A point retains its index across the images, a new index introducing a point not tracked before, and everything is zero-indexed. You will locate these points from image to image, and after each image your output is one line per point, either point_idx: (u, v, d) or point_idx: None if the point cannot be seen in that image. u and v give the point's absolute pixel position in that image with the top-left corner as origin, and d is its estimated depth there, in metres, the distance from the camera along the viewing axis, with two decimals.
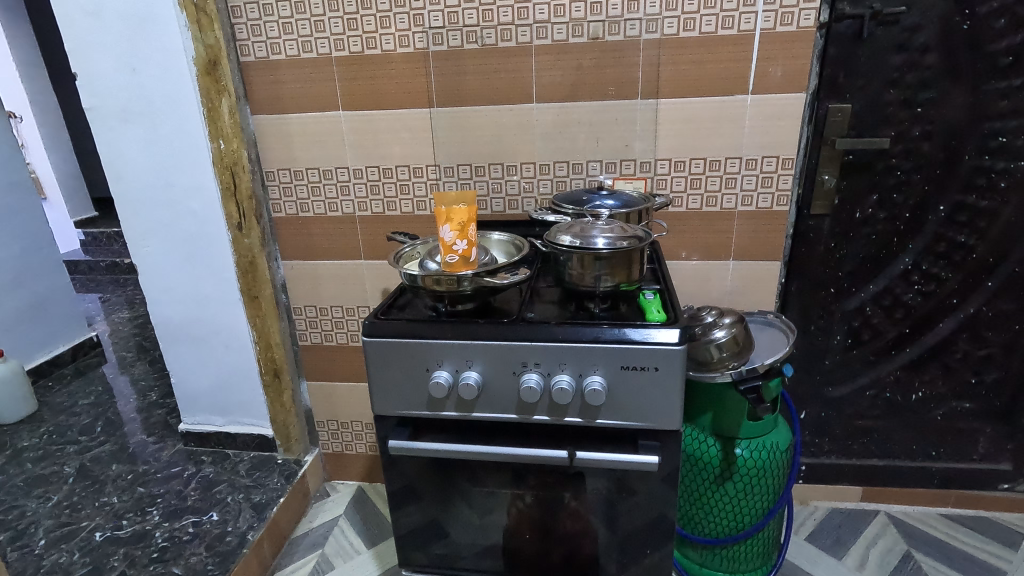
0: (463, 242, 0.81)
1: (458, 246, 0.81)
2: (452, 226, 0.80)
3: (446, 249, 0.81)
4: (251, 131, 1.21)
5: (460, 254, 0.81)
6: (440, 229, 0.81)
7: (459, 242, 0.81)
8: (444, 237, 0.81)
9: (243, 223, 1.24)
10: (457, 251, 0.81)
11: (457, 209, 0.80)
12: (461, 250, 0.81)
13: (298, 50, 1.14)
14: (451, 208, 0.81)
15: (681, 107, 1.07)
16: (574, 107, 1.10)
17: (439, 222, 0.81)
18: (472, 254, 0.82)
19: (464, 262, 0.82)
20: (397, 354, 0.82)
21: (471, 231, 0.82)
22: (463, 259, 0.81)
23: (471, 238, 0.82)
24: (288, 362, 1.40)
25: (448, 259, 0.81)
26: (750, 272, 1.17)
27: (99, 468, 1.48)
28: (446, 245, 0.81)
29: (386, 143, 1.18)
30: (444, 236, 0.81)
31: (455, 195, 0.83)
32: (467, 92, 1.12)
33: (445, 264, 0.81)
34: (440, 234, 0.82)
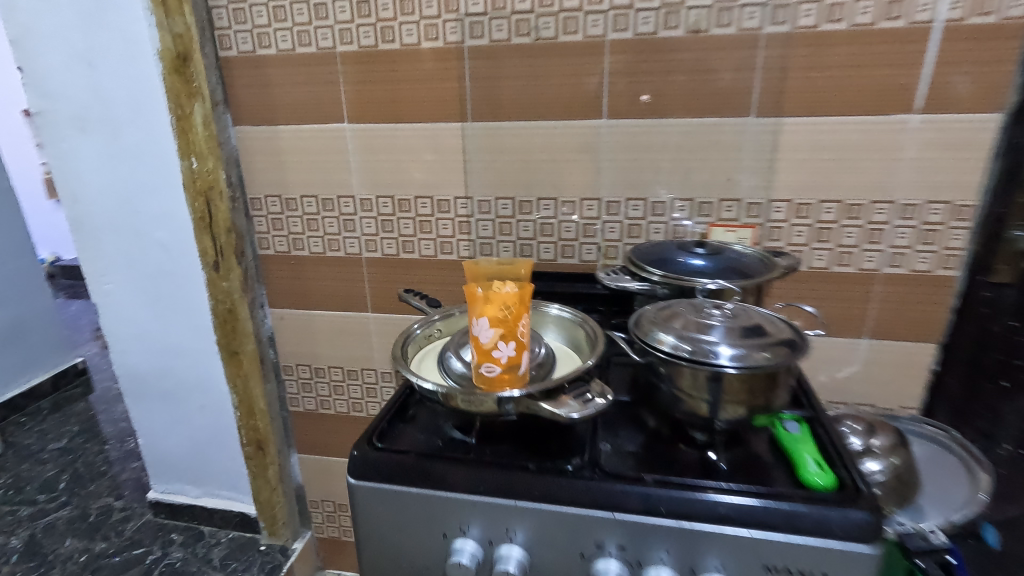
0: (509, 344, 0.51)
1: (502, 352, 0.51)
2: (492, 320, 0.51)
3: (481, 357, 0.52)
4: (232, 146, 0.94)
5: (504, 364, 0.51)
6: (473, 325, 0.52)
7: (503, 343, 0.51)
8: (478, 337, 0.52)
9: (220, 262, 0.97)
10: (499, 360, 0.51)
11: (501, 294, 0.51)
12: (506, 357, 0.51)
13: (293, 43, 0.87)
14: (491, 291, 0.52)
15: (813, 130, 0.77)
16: (658, 126, 0.80)
17: (472, 312, 0.52)
18: (524, 361, 0.52)
19: (508, 374, 0.52)
20: (400, 507, 0.54)
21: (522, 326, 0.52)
22: (508, 374, 0.52)
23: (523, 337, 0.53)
24: (275, 431, 1.12)
25: (484, 373, 0.52)
26: (890, 355, 0.86)
27: (50, 543, 1.23)
28: (483, 350, 0.52)
29: (403, 167, 0.91)
30: (477, 335, 0.52)
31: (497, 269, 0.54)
32: (511, 103, 0.84)
33: (480, 379, 0.52)
34: (472, 330, 0.53)
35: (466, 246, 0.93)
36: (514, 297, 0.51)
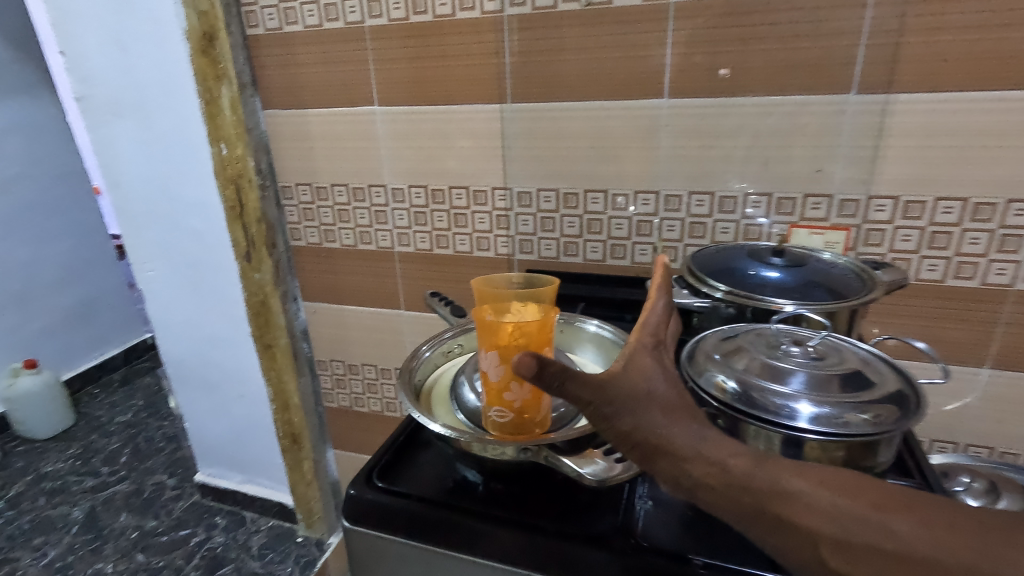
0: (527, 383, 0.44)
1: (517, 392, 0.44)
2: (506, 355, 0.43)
3: (493, 397, 0.45)
4: (261, 131, 0.89)
5: (519, 406, 0.44)
6: (484, 359, 0.45)
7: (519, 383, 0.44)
8: (489, 374, 0.45)
9: (251, 253, 0.92)
10: (514, 402, 0.44)
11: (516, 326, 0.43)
12: (523, 399, 0.44)
13: (320, 18, 0.79)
14: (505, 321, 0.43)
15: (932, 109, 0.61)
16: (731, 105, 0.67)
17: (483, 344, 0.45)
18: (544, 401, 0.45)
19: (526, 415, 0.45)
20: (399, 558, 0.46)
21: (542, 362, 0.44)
22: (524, 417, 0.44)
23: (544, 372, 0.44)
24: (310, 426, 1.09)
25: (496, 415, 0.45)
26: (1016, 390, 0.69)
27: (107, 517, 1.28)
28: (495, 390, 0.44)
29: (437, 154, 0.82)
30: (489, 372, 0.44)
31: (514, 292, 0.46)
32: (556, 80, 0.73)
33: (491, 422, 0.45)
34: (483, 364, 0.45)
35: (504, 242, 0.84)
36: (532, 328, 0.43)
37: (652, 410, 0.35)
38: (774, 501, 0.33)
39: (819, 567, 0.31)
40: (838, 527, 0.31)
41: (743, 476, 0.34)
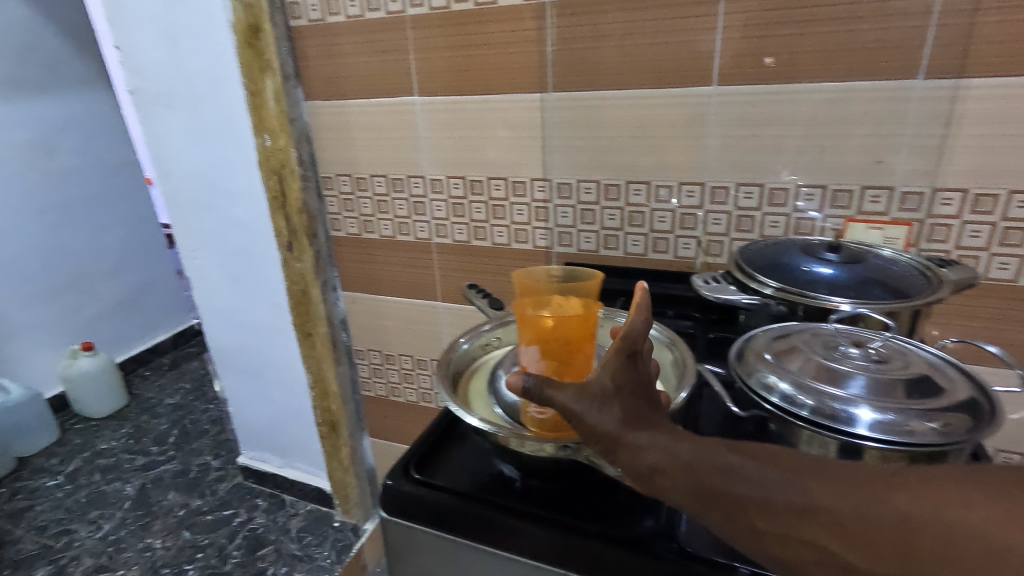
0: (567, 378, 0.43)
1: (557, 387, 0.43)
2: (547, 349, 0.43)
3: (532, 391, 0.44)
4: (303, 122, 0.90)
5: None
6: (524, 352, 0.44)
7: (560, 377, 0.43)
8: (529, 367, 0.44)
9: (293, 243, 0.94)
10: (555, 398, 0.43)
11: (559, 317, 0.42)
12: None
13: (362, 8, 0.79)
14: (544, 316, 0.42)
15: (1010, 94, 0.56)
16: (785, 92, 0.64)
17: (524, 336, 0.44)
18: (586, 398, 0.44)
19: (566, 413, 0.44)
20: (434, 550, 0.46)
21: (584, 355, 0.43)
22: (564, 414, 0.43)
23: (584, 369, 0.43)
24: (348, 413, 1.11)
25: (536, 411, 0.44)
26: None
27: (157, 494, 1.34)
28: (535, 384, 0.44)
29: (477, 144, 0.81)
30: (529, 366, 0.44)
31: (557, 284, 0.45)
32: (599, 68, 0.71)
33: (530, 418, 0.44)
34: (523, 357, 0.44)
35: (542, 235, 0.83)
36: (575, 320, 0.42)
37: (606, 405, 0.36)
38: (713, 480, 0.33)
39: (752, 536, 0.31)
40: (776, 500, 0.31)
41: (690, 458, 0.34)
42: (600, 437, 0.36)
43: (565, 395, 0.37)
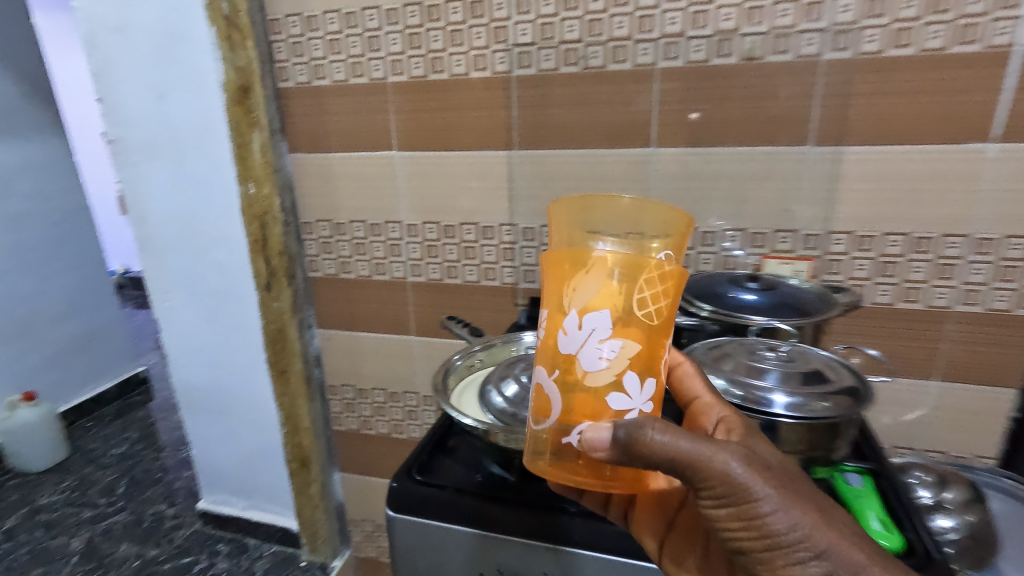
0: (633, 378, 0.41)
1: (618, 386, 0.41)
2: (620, 330, 0.40)
3: (583, 387, 0.41)
4: (286, 172, 0.97)
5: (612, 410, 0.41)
6: (583, 329, 0.41)
7: (625, 375, 0.41)
8: (587, 351, 0.41)
9: (271, 283, 0.98)
10: (614, 399, 0.41)
11: (641, 297, 0.40)
12: (622, 397, 0.41)
13: (346, 74, 0.90)
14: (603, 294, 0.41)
15: (877, 159, 0.73)
16: (709, 153, 0.78)
17: (587, 307, 0.41)
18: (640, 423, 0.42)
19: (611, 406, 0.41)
20: (438, 545, 0.53)
21: (653, 352, 0.42)
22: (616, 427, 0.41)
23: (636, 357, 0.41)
24: (319, 449, 1.14)
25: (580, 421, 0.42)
26: (963, 398, 0.80)
27: (108, 546, 1.29)
28: (591, 374, 0.41)
29: (450, 194, 0.92)
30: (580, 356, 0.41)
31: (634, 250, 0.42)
32: (557, 131, 0.83)
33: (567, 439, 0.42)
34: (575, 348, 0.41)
35: (509, 272, 0.93)
36: (657, 304, 0.41)
37: (775, 492, 0.39)
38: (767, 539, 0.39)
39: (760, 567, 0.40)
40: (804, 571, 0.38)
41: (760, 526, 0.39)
42: (750, 512, 0.38)
43: (739, 468, 0.38)
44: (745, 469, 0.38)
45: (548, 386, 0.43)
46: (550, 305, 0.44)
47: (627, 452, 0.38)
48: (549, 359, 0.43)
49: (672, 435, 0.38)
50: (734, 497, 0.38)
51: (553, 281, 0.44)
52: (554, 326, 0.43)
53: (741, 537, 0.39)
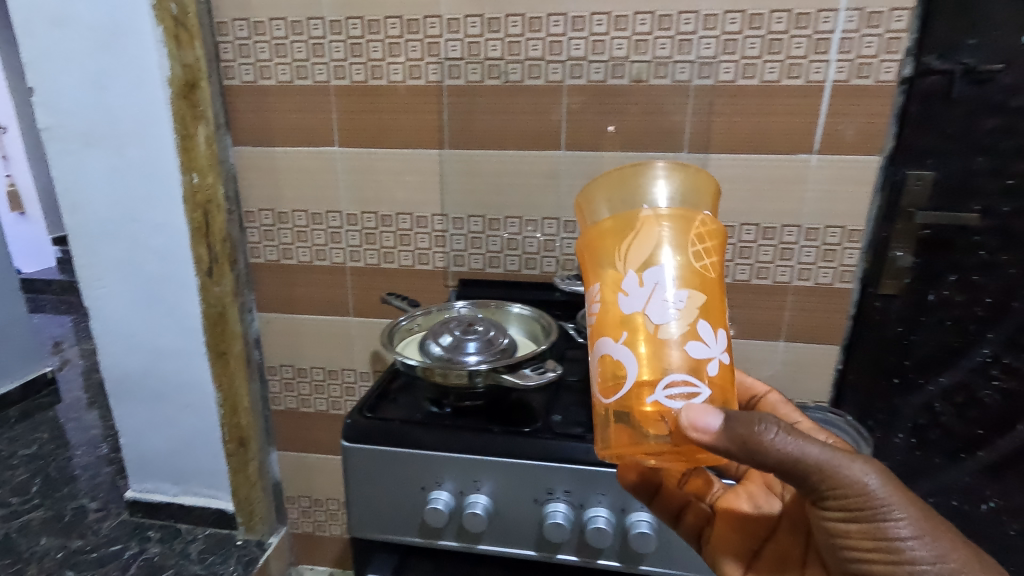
0: (705, 325, 0.45)
1: (693, 334, 0.45)
2: (683, 281, 0.45)
3: (656, 341, 0.45)
4: (229, 163, 1.04)
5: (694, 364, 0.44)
6: (646, 283, 0.45)
7: (697, 322, 0.45)
8: (656, 303, 0.45)
9: (213, 268, 1.05)
10: (694, 345, 0.44)
11: (693, 250, 0.47)
12: (699, 344, 0.45)
13: (291, 76, 0.98)
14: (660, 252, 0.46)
15: (734, 165, 0.92)
16: (608, 156, 0.95)
17: (646, 265, 0.46)
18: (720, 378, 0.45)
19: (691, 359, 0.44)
20: (385, 467, 0.64)
21: (714, 301, 0.46)
22: (699, 376, 0.44)
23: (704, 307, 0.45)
24: (257, 429, 1.19)
25: (662, 375, 0.44)
26: (805, 355, 1.01)
27: (25, 542, 1.27)
28: (665, 325, 0.45)
29: (387, 187, 1.02)
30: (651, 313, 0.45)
31: (677, 211, 0.49)
32: (482, 134, 0.97)
33: (654, 396, 0.44)
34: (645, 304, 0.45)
35: (441, 257, 1.05)
36: (708, 252, 0.47)
37: (904, 510, 0.44)
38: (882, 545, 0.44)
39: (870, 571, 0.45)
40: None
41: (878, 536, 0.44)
42: (870, 520, 0.44)
43: (873, 482, 0.44)
44: (878, 484, 0.44)
45: (619, 351, 0.46)
46: (605, 276, 0.48)
47: (756, 456, 0.43)
48: (615, 325, 0.46)
49: (805, 442, 0.44)
50: (859, 505, 0.44)
51: (604, 252, 0.49)
52: (613, 293, 0.47)
53: (860, 545, 0.45)
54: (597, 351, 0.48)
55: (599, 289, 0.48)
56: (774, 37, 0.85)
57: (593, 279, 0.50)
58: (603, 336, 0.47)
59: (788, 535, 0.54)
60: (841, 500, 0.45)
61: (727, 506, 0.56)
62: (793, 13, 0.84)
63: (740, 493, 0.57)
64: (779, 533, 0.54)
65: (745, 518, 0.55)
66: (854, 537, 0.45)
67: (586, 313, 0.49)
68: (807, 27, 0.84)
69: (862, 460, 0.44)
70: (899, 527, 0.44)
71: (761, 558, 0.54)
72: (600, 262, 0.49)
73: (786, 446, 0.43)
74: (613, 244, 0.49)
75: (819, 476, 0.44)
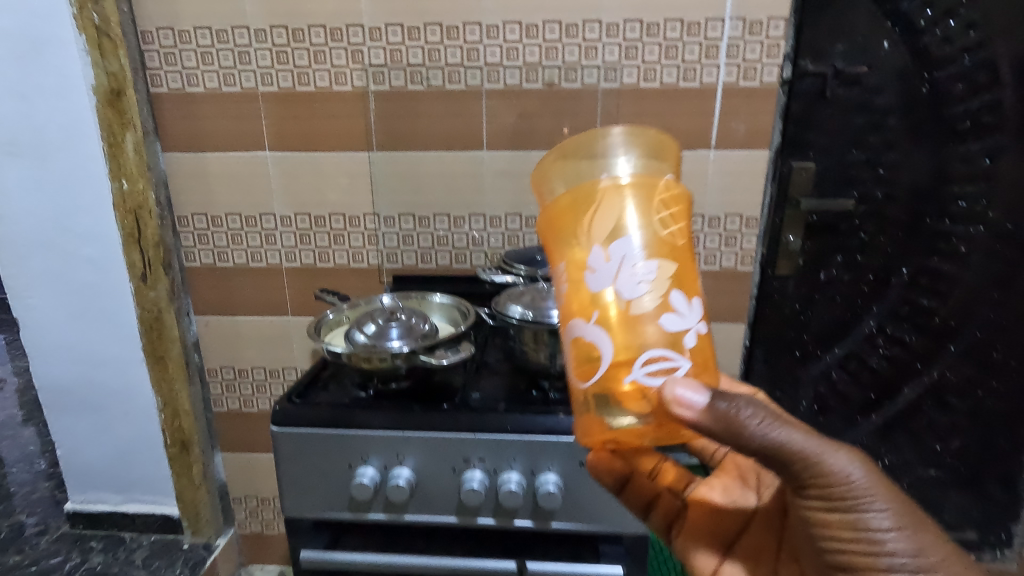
0: (678, 295, 0.44)
1: (666, 305, 0.44)
2: (649, 250, 0.45)
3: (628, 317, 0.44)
4: (160, 169, 1.05)
5: (672, 337, 0.44)
6: (611, 258, 0.45)
7: (669, 293, 0.44)
8: (624, 278, 0.44)
9: (148, 272, 1.06)
10: (668, 318, 0.44)
11: (657, 217, 0.46)
12: (673, 316, 0.44)
13: (219, 83, 1.01)
14: (628, 224, 0.45)
15: None
16: (527, 155, 1.02)
17: (610, 239, 0.45)
18: (697, 349, 0.45)
19: (669, 334, 0.44)
20: (313, 448, 0.68)
21: (684, 269, 0.46)
22: (676, 350, 0.44)
23: (677, 278, 0.45)
24: (200, 431, 1.21)
25: (639, 353, 0.43)
26: (716, 333, 1.10)
27: None
28: (635, 299, 0.44)
29: (319, 189, 1.06)
30: (624, 289, 0.44)
31: (636, 178, 0.48)
32: (409, 136, 1.02)
33: (633, 375, 0.43)
34: (618, 280, 0.44)
35: (375, 255, 1.09)
36: (673, 219, 0.47)
37: (882, 499, 0.45)
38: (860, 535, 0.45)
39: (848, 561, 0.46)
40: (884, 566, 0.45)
41: (858, 526, 0.45)
42: (850, 510, 0.45)
43: (857, 471, 0.44)
44: (860, 474, 0.45)
45: (591, 332, 0.45)
46: (570, 255, 0.48)
47: (740, 441, 0.42)
48: (586, 304, 0.45)
49: (791, 431, 0.43)
50: (842, 495, 0.45)
51: (569, 230, 0.48)
52: (578, 271, 0.47)
53: (839, 535, 0.46)
54: (569, 334, 0.47)
55: (566, 270, 0.48)
56: (669, 44, 0.94)
57: (558, 259, 0.49)
58: (574, 318, 0.46)
59: (763, 528, 0.58)
60: (823, 490, 0.45)
61: (703, 498, 0.61)
62: (685, 22, 0.93)
63: (715, 486, 0.62)
64: (753, 526, 0.59)
65: (720, 510, 0.60)
66: (835, 527, 0.46)
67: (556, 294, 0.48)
68: (698, 34, 0.93)
69: (845, 451, 0.45)
70: (876, 515, 0.45)
71: (735, 548, 0.59)
72: (564, 241, 0.49)
73: (771, 433, 0.43)
74: (574, 221, 0.48)
75: (804, 465, 0.44)
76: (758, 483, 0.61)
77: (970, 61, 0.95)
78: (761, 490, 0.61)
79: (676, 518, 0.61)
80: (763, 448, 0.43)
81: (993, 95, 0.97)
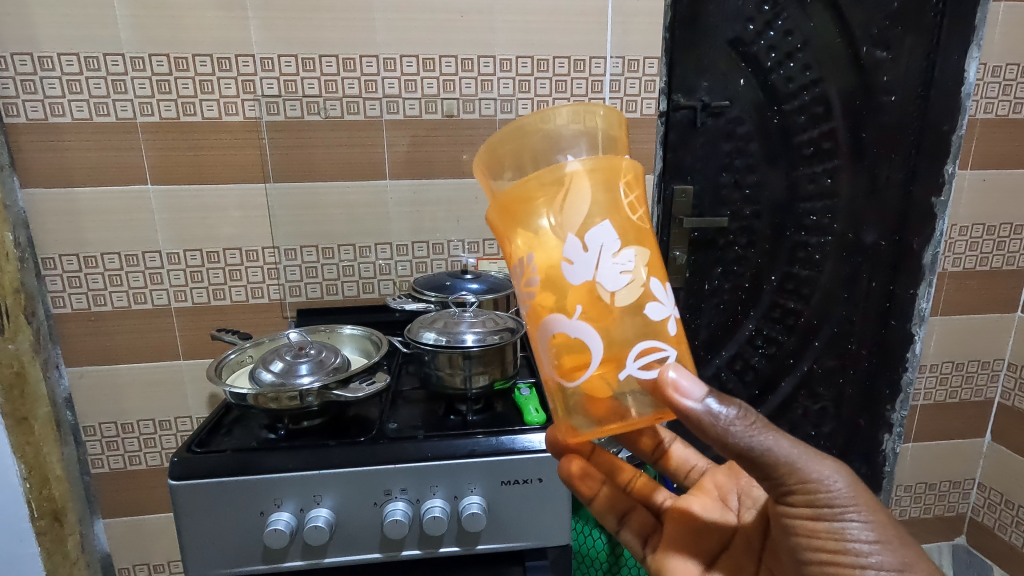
0: (656, 282, 0.45)
1: (648, 293, 0.44)
2: (625, 238, 0.44)
3: (612, 309, 0.43)
4: (18, 208, 0.94)
5: (654, 329, 0.44)
6: (591, 248, 0.43)
7: (648, 281, 0.44)
8: (606, 269, 0.43)
9: (4, 323, 0.93)
10: (651, 308, 0.44)
11: (626, 202, 0.46)
12: (656, 305, 0.44)
13: (89, 113, 0.93)
14: (603, 212, 0.44)
15: None
16: (431, 184, 1.03)
17: (586, 227, 0.43)
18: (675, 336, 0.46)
19: (652, 326, 0.44)
20: (220, 499, 0.64)
21: (654, 251, 0.46)
22: (662, 338, 0.45)
23: (654, 265, 0.45)
24: (73, 498, 1.06)
25: (627, 347, 0.43)
26: None
27: None
28: (619, 291, 0.43)
29: (211, 223, 1.01)
30: (609, 281, 0.43)
31: (600, 159, 0.46)
32: (309, 167, 1.00)
33: (625, 372, 0.43)
34: (602, 272, 0.43)
35: (276, 289, 1.06)
36: (637, 201, 0.47)
37: (862, 508, 0.46)
38: (841, 543, 0.46)
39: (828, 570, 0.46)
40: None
41: (836, 534, 0.46)
42: (832, 518, 0.46)
43: (839, 481, 0.45)
44: (842, 483, 0.46)
45: (576, 330, 0.43)
46: (541, 244, 0.45)
47: (732, 447, 0.44)
48: (566, 299, 0.44)
49: (776, 438, 0.44)
50: (826, 502, 0.46)
51: (537, 217, 0.45)
52: (553, 263, 0.44)
53: (819, 543, 0.47)
54: (547, 332, 0.45)
55: (536, 260, 0.45)
56: (559, 79, 1.01)
57: (524, 248, 0.46)
58: (552, 314, 0.44)
59: (741, 548, 0.58)
60: (807, 498, 0.46)
61: (680, 510, 0.62)
62: (572, 59, 1.00)
63: (694, 502, 0.63)
64: (732, 545, 0.59)
65: (698, 527, 0.60)
66: (820, 537, 0.46)
67: (528, 287, 0.46)
68: (584, 70, 1.01)
69: (831, 462, 0.46)
70: (857, 524, 0.45)
71: (713, 568, 0.59)
72: (530, 230, 0.45)
73: (757, 437, 0.44)
74: (538, 210, 0.45)
75: (789, 471, 0.45)
76: (740, 505, 0.62)
77: (808, 97, 1.12)
78: (742, 511, 0.61)
79: (649, 533, 0.64)
80: (754, 456, 0.44)
81: (828, 125, 1.14)
